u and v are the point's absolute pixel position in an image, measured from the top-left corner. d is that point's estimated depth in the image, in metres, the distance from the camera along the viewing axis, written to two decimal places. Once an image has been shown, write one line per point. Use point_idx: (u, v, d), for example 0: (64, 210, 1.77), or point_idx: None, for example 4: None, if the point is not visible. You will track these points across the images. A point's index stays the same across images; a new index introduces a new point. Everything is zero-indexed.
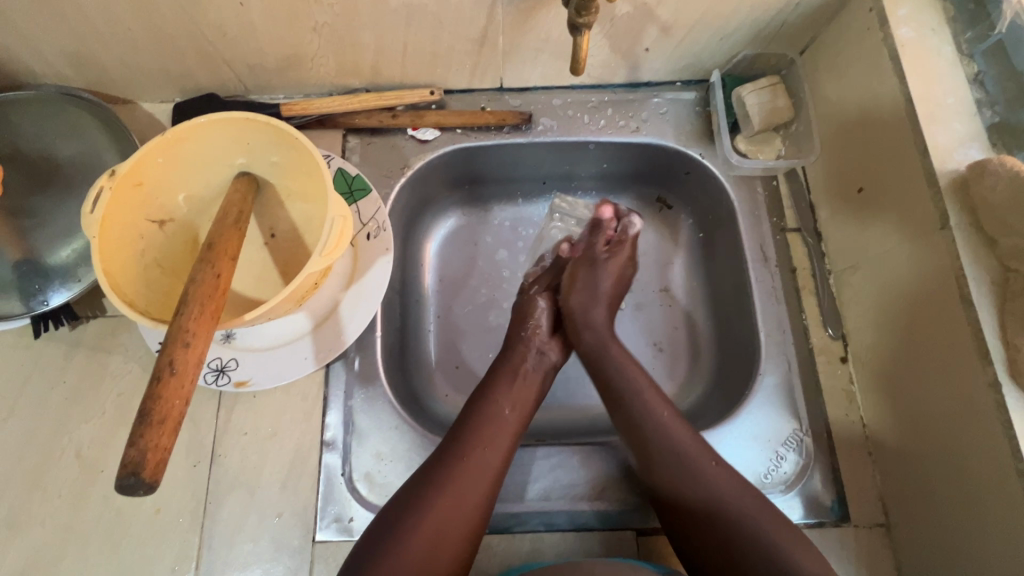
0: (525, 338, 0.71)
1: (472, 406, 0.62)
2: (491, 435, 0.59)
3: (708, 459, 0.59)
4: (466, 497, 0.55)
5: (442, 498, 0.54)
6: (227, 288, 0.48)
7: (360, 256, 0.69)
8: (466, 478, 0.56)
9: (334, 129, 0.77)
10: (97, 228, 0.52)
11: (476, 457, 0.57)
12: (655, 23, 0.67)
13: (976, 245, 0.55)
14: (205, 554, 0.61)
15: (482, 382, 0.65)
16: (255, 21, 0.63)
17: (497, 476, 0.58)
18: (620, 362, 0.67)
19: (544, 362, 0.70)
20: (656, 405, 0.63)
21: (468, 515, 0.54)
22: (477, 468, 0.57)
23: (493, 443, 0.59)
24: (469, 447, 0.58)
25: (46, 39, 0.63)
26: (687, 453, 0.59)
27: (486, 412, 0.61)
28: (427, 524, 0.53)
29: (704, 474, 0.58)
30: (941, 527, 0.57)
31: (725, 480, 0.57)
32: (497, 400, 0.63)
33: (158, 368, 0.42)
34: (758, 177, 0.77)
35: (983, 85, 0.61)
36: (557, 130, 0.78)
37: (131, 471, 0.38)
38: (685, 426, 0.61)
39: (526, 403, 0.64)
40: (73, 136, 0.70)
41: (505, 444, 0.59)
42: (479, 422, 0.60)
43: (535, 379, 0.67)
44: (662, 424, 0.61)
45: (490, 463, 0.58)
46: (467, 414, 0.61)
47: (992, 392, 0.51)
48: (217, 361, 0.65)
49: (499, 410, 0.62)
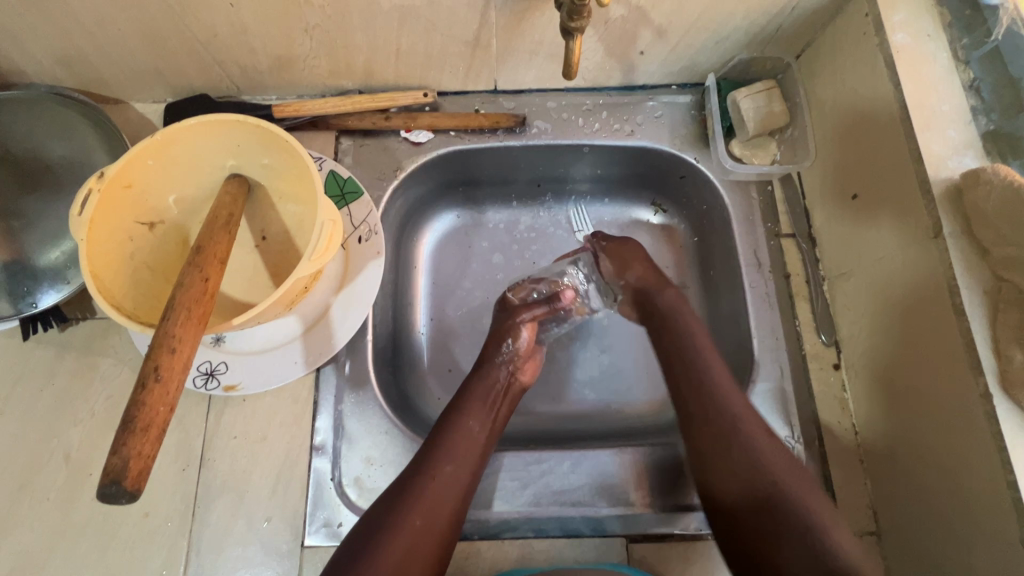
0: (497, 360, 0.68)
1: (444, 421, 0.62)
2: (460, 457, 0.59)
3: (747, 414, 0.59)
4: (435, 517, 0.55)
5: (412, 519, 0.54)
6: (215, 292, 0.48)
7: (351, 259, 0.69)
8: (434, 497, 0.56)
9: (327, 131, 0.77)
10: (85, 231, 0.52)
11: (444, 476, 0.57)
12: (649, 27, 0.67)
13: (969, 254, 0.54)
14: (193, 558, 0.61)
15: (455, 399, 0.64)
16: (246, 22, 0.62)
17: (463, 497, 0.57)
18: (686, 323, 0.67)
19: (514, 383, 0.68)
20: (715, 369, 0.62)
21: (436, 534, 0.54)
22: (445, 488, 0.57)
23: (462, 464, 0.59)
24: (439, 466, 0.57)
25: (35, 38, 0.63)
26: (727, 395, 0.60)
27: (452, 431, 0.60)
28: (399, 543, 0.52)
29: (757, 444, 0.57)
30: (932, 536, 0.57)
31: (769, 447, 0.57)
32: (466, 419, 0.62)
33: (143, 374, 0.41)
34: (753, 182, 0.76)
35: (978, 92, 0.61)
36: (551, 133, 0.77)
37: (113, 479, 0.38)
38: (732, 384, 0.61)
39: (494, 422, 0.64)
40: (63, 136, 0.70)
41: (472, 462, 0.59)
42: (447, 442, 0.59)
43: (503, 404, 0.66)
44: (721, 389, 0.61)
45: (459, 483, 0.57)
46: (436, 432, 0.61)
47: (983, 403, 0.51)
48: (206, 365, 0.65)
49: (471, 429, 0.61)
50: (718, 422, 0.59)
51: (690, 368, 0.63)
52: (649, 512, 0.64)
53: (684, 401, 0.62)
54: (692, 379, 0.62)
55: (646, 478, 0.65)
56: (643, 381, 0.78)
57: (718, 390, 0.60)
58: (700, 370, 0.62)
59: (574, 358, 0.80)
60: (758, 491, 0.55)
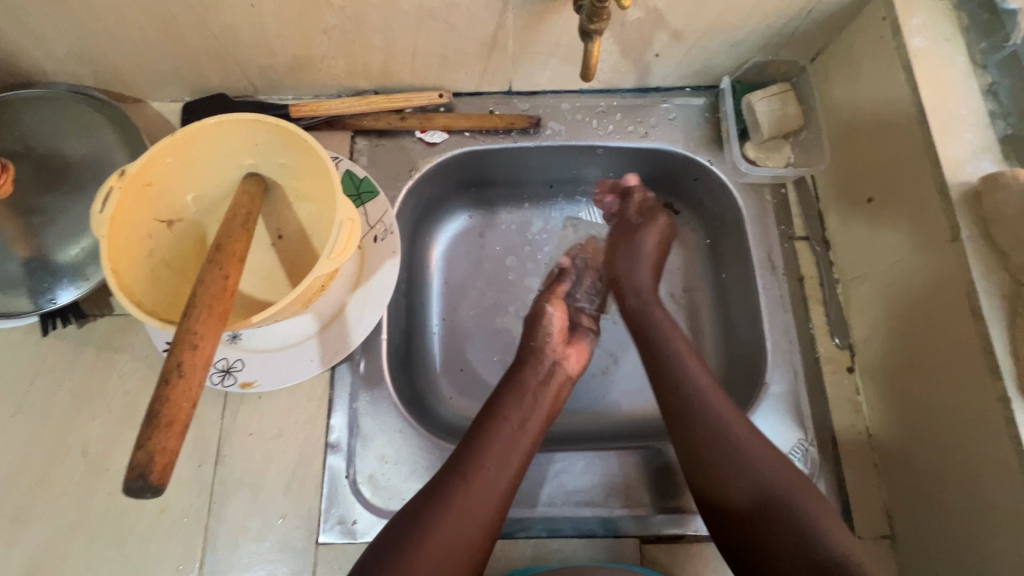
0: (538, 348, 0.69)
1: (482, 421, 0.62)
2: (498, 455, 0.58)
3: (741, 427, 0.58)
4: (472, 516, 0.54)
5: (446, 517, 0.53)
6: (235, 290, 0.48)
7: (366, 258, 0.69)
8: (472, 497, 0.55)
9: (342, 131, 0.77)
10: (106, 228, 0.52)
11: (483, 477, 0.57)
12: (665, 30, 0.67)
13: (987, 258, 0.54)
14: (209, 554, 0.61)
15: (492, 396, 0.65)
16: (266, 22, 0.63)
17: (503, 498, 0.56)
18: (663, 326, 0.68)
19: (559, 372, 0.67)
20: (691, 367, 0.63)
21: (473, 532, 0.54)
22: (484, 486, 0.56)
23: (498, 466, 0.58)
24: (473, 465, 0.57)
25: (57, 38, 0.63)
26: (693, 380, 0.62)
27: (490, 429, 0.60)
28: (433, 543, 0.52)
29: (732, 433, 0.58)
30: (949, 540, 0.57)
31: (762, 459, 0.56)
32: (504, 417, 0.61)
33: (166, 370, 0.42)
34: (767, 185, 0.76)
35: (996, 96, 0.61)
36: (565, 134, 0.78)
37: (139, 473, 0.38)
38: (748, 428, 0.58)
39: (536, 418, 0.62)
40: (81, 134, 0.70)
41: (513, 461, 0.58)
42: (485, 440, 0.59)
43: (548, 392, 0.65)
44: (689, 373, 0.63)
45: (498, 484, 0.57)
46: (475, 430, 0.61)
47: (1001, 407, 0.51)
48: (223, 362, 0.65)
49: (514, 422, 0.61)
50: (696, 414, 0.60)
51: (694, 416, 0.60)
52: (664, 513, 0.64)
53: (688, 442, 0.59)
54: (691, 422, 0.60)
55: (663, 478, 0.65)
56: None
57: (733, 443, 0.57)
58: (718, 415, 0.59)
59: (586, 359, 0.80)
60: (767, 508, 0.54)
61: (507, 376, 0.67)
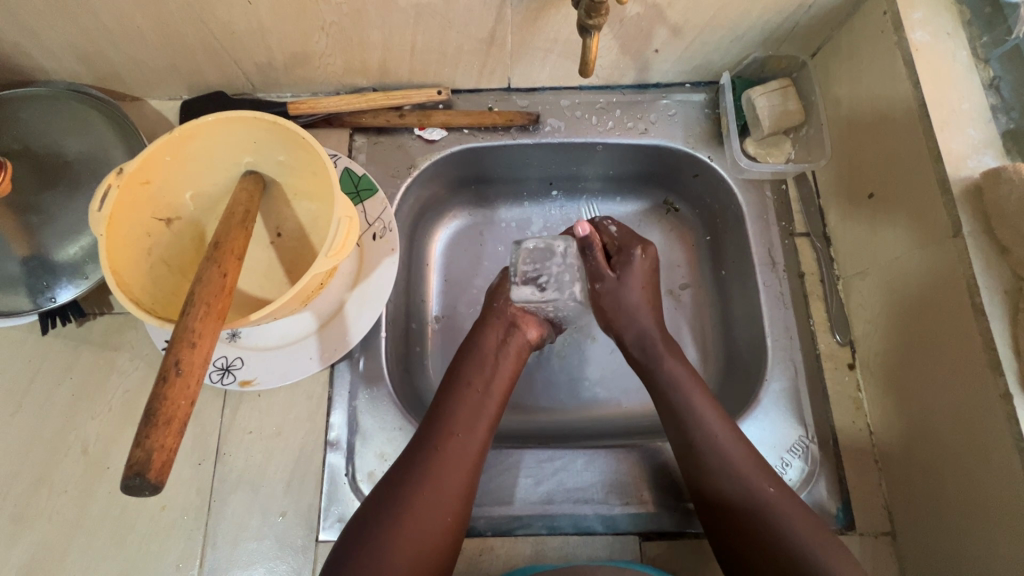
0: (499, 312, 0.68)
1: (447, 387, 0.62)
2: (466, 423, 0.59)
3: (709, 410, 0.61)
4: (446, 486, 0.55)
5: (420, 493, 0.54)
6: (233, 288, 0.48)
7: (365, 256, 0.69)
8: (443, 469, 0.56)
9: (341, 128, 0.77)
10: (104, 227, 0.52)
11: (453, 445, 0.57)
12: (665, 25, 0.67)
13: (989, 254, 0.54)
14: (208, 552, 0.61)
15: (453, 364, 0.65)
16: (264, 19, 0.63)
17: (475, 465, 0.57)
18: (659, 354, 0.67)
19: (519, 338, 0.67)
20: (670, 360, 0.66)
21: (451, 505, 0.55)
22: (455, 455, 0.57)
23: (465, 433, 0.58)
24: (443, 435, 0.58)
25: (54, 35, 0.63)
26: (676, 375, 0.65)
27: (456, 397, 0.61)
28: (407, 522, 0.52)
29: (705, 422, 0.60)
30: (949, 535, 0.57)
31: (744, 464, 0.58)
32: (468, 384, 0.62)
33: (164, 367, 0.42)
34: (767, 181, 0.76)
35: (998, 91, 0.60)
36: (564, 131, 0.77)
37: (137, 470, 0.38)
38: (738, 440, 0.60)
39: (498, 383, 0.63)
40: (80, 133, 0.70)
41: (480, 429, 0.59)
42: (452, 409, 0.60)
43: (509, 355, 0.65)
44: (668, 365, 0.66)
45: (469, 450, 0.57)
46: (439, 401, 0.61)
47: (1003, 403, 0.50)
48: (221, 360, 0.65)
49: (478, 385, 0.62)
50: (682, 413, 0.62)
51: (687, 424, 0.61)
52: (663, 510, 0.64)
53: (683, 452, 0.61)
54: (685, 432, 0.61)
55: (661, 474, 0.65)
56: None
57: (711, 438, 0.59)
58: (722, 450, 0.59)
59: (584, 357, 0.80)
60: (754, 513, 0.56)
61: (466, 341, 0.67)
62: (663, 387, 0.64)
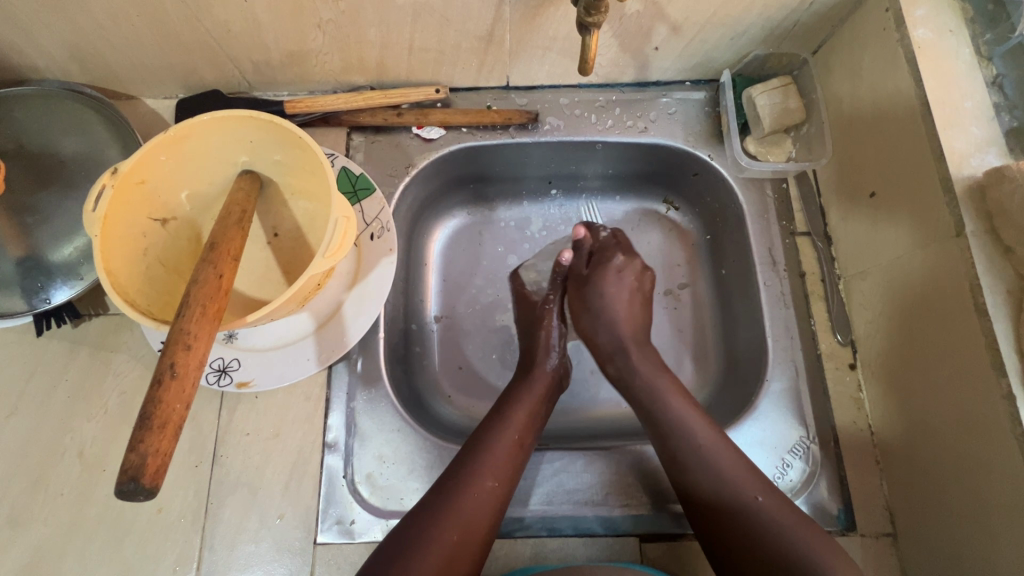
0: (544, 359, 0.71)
1: (488, 423, 0.62)
2: (503, 467, 0.59)
3: (698, 418, 0.61)
4: (474, 526, 0.54)
5: (449, 532, 0.53)
6: (229, 289, 0.48)
7: (362, 256, 0.69)
8: (475, 510, 0.55)
9: (338, 127, 0.76)
10: (99, 227, 0.52)
11: (487, 489, 0.57)
12: (664, 22, 0.66)
13: (992, 253, 0.53)
14: (206, 555, 0.61)
15: (495, 407, 0.64)
16: (259, 17, 0.62)
17: (501, 508, 0.57)
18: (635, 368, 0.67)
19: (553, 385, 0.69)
20: (645, 367, 0.67)
21: (476, 545, 0.54)
22: (487, 500, 0.56)
23: (503, 475, 0.58)
24: (480, 478, 0.57)
25: (47, 33, 0.63)
26: (648, 378, 0.66)
27: (497, 441, 0.60)
28: (434, 556, 0.52)
29: (690, 431, 0.60)
30: (951, 536, 0.56)
31: (728, 463, 0.58)
32: (510, 428, 0.62)
33: (159, 371, 0.41)
34: (768, 180, 0.76)
35: (1001, 88, 0.60)
36: (563, 129, 0.77)
37: (131, 476, 0.38)
38: (721, 441, 0.60)
39: (535, 431, 0.64)
40: (75, 132, 0.70)
41: (513, 475, 0.59)
42: (492, 452, 0.59)
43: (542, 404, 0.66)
44: (642, 373, 0.67)
45: (500, 495, 0.57)
46: (477, 440, 0.60)
47: (1005, 404, 0.50)
48: (218, 362, 0.64)
49: (519, 433, 0.62)
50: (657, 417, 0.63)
51: (669, 435, 0.61)
52: (662, 511, 0.63)
53: (671, 466, 0.60)
54: (667, 443, 0.61)
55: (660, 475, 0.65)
56: None
57: (693, 444, 0.59)
58: (710, 456, 0.58)
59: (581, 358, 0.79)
60: (739, 510, 0.55)
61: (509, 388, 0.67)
62: (641, 397, 0.65)
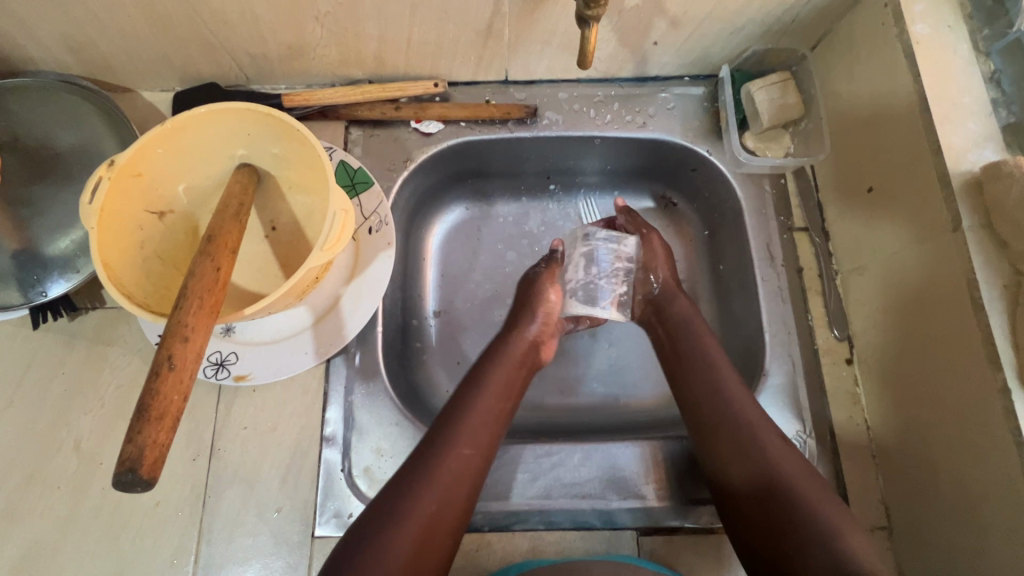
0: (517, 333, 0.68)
1: (460, 392, 0.62)
2: (475, 435, 0.58)
3: (729, 373, 0.64)
4: (448, 499, 0.54)
5: (425, 496, 0.53)
6: (227, 282, 0.48)
7: (361, 250, 0.68)
8: (449, 476, 0.54)
9: (336, 121, 0.76)
10: (95, 219, 0.51)
11: (460, 456, 0.56)
12: (663, 17, 0.66)
13: (988, 249, 0.54)
14: (203, 548, 0.61)
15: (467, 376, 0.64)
16: (257, 10, 0.62)
17: (476, 477, 0.56)
18: (687, 316, 0.70)
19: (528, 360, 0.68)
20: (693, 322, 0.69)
21: (451, 514, 0.53)
22: (460, 467, 0.55)
23: (477, 442, 0.58)
24: (451, 445, 0.56)
25: (43, 25, 0.62)
26: (697, 328, 0.68)
27: (465, 409, 0.59)
28: (410, 526, 0.51)
29: (725, 385, 0.62)
30: (946, 530, 0.57)
31: (760, 424, 0.59)
32: (481, 395, 0.61)
33: (156, 362, 0.41)
34: (766, 175, 0.76)
35: (999, 84, 0.60)
36: (562, 125, 0.77)
37: (129, 466, 0.37)
38: (753, 403, 0.61)
39: (507, 399, 0.62)
40: (71, 125, 0.69)
41: (485, 441, 0.58)
42: (462, 419, 0.58)
43: (517, 377, 0.65)
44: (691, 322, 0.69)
45: (473, 463, 0.56)
46: (448, 409, 0.60)
47: (1001, 397, 0.50)
48: (216, 355, 0.64)
49: (493, 400, 0.61)
50: (701, 367, 0.65)
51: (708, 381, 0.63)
52: (661, 504, 0.64)
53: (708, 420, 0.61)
54: (712, 388, 0.62)
55: (661, 470, 0.65)
56: (654, 377, 0.78)
57: (726, 394, 0.61)
58: (741, 415, 0.60)
59: (579, 353, 0.79)
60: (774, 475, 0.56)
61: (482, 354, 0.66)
62: (683, 338, 0.68)
